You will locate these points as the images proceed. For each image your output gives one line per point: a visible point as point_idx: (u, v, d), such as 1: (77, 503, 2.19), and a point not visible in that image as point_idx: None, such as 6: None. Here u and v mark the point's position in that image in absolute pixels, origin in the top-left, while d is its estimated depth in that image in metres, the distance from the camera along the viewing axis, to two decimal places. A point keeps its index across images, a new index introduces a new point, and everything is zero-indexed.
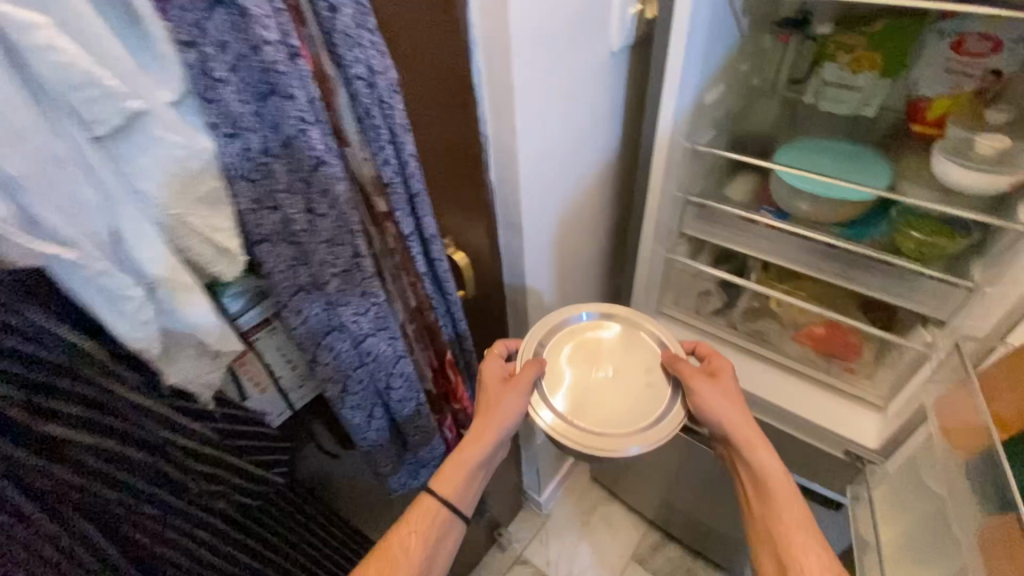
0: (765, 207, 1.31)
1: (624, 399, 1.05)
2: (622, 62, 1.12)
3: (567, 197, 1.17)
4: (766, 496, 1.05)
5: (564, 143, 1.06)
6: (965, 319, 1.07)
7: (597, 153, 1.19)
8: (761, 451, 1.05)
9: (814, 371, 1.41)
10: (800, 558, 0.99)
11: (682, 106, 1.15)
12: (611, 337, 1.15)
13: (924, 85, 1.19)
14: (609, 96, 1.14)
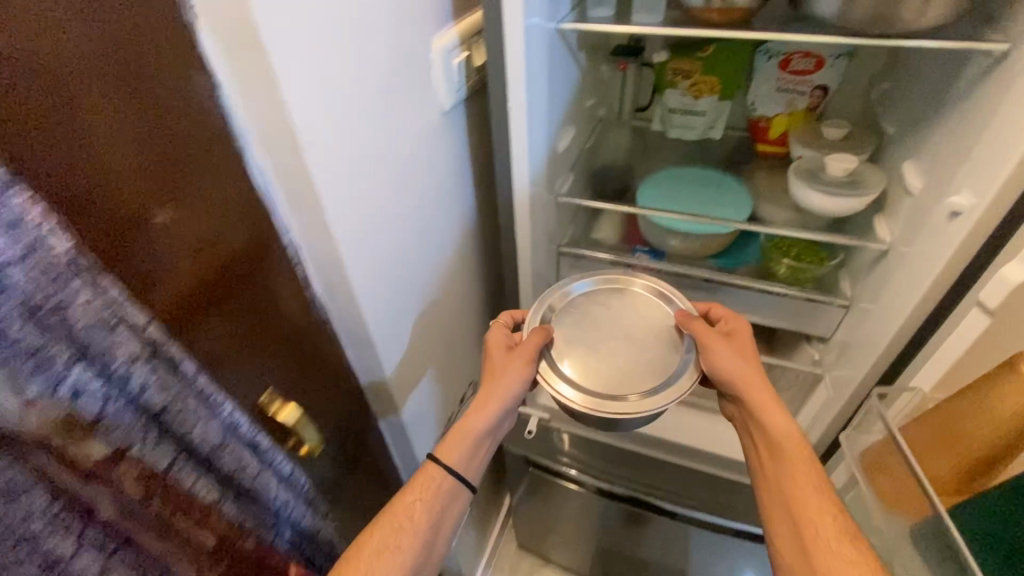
0: (635, 248, 1.22)
1: (632, 353, 0.90)
2: (457, 120, 0.94)
3: (424, 286, 0.98)
4: (781, 463, 0.86)
5: (402, 226, 0.86)
6: (848, 339, 1.06)
7: (449, 224, 1.01)
8: (778, 408, 0.87)
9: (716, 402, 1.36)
10: (827, 534, 0.79)
11: (537, 161, 1.00)
12: (609, 301, 0.99)
13: (762, 105, 1.17)
14: (450, 161, 0.95)
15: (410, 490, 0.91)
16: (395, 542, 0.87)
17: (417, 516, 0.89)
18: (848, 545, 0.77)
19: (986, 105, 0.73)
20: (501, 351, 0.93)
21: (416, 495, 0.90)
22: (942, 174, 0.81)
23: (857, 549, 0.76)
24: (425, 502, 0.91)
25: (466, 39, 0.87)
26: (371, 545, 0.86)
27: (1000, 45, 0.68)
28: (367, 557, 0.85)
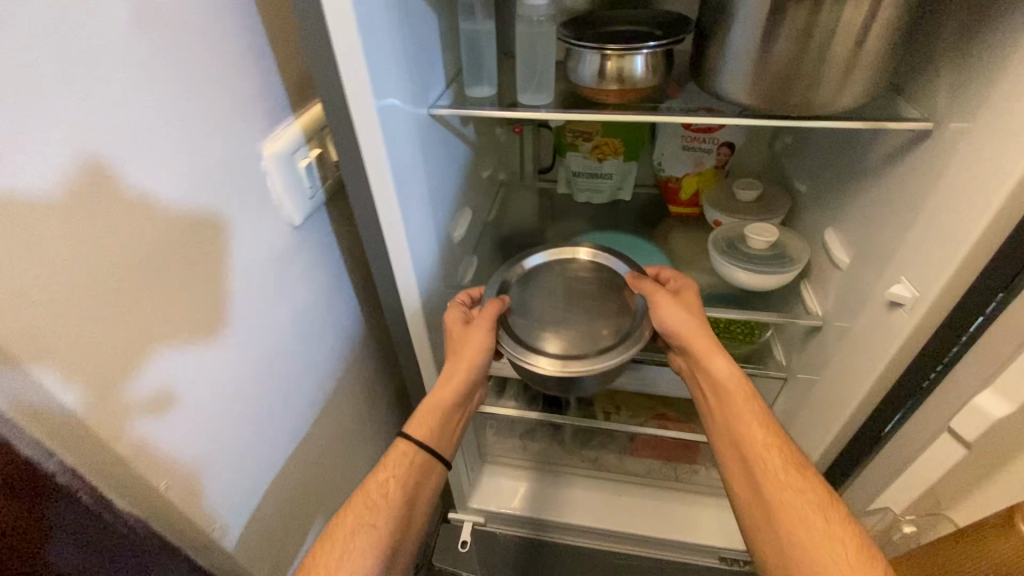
0: None
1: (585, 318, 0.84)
2: (316, 227, 0.74)
3: (278, 437, 0.74)
4: (725, 407, 0.78)
5: (246, 356, 0.64)
6: (789, 414, 0.98)
7: (319, 347, 0.80)
8: (721, 354, 0.78)
9: (663, 481, 1.24)
10: (775, 466, 0.72)
11: (427, 261, 0.82)
12: (562, 275, 0.90)
13: (669, 164, 1.08)
14: (311, 278, 0.76)
15: (381, 467, 0.78)
16: (367, 519, 0.73)
17: (392, 495, 0.76)
18: (805, 495, 0.69)
19: (910, 183, 0.66)
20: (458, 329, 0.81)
21: (390, 472, 0.78)
22: (870, 251, 0.75)
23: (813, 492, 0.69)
24: (401, 480, 0.78)
25: (313, 134, 0.69)
26: (346, 529, 0.72)
27: (922, 125, 0.61)
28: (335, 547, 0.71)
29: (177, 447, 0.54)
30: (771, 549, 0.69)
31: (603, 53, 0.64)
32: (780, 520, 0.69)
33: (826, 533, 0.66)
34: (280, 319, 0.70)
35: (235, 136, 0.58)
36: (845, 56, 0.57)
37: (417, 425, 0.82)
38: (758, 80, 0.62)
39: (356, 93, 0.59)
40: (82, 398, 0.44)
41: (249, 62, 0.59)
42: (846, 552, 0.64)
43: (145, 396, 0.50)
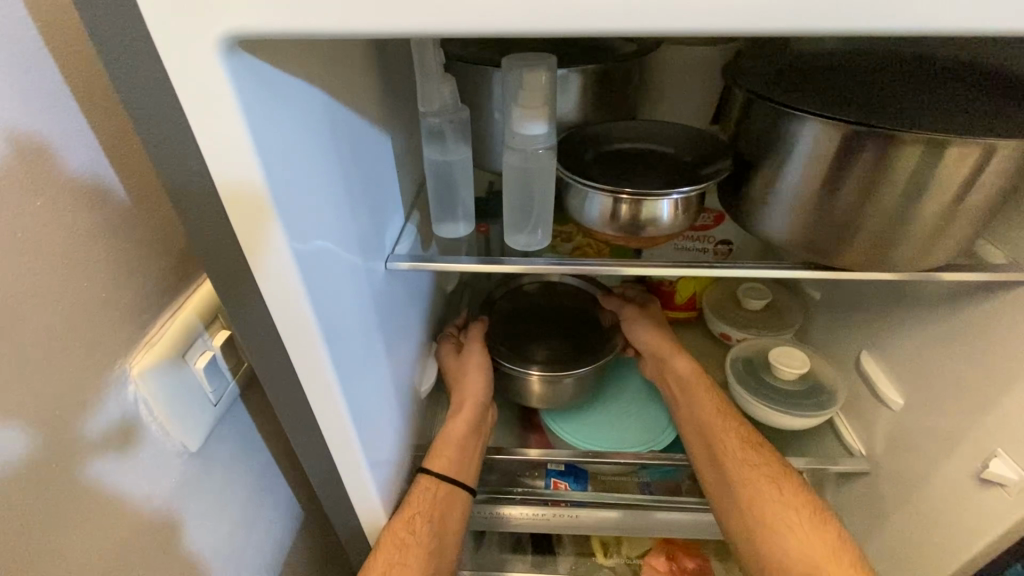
0: (545, 469, 0.92)
1: (568, 328, 0.82)
2: (243, 424, 0.54)
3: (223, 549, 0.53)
4: (694, 405, 0.71)
5: (223, 461, 0.52)
6: None
7: (260, 546, 0.59)
8: (682, 353, 0.75)
9: None
10: (745, 452, 0.66)
11: (389, 445, 0.60)
12: (547, 288, 0.88)
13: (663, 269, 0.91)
14: (232, 498, 0.54)
15: (404, 506, 0.60)
16: (397, 563, 0.57)
17: (423, 534, 0.59)
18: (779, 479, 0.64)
19: (995, 336, 0.54)
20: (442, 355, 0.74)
21: (416, 504, 0.61)
22: (938, 402, 0.62)
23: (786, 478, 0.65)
24: (434, 516, 0.61)
25: (216, 315, 0.48)
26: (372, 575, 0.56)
27: (1019, 277, 0.49)
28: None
29: (135, 516, 0.42)
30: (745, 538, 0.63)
31: (617, 195, 0.49)
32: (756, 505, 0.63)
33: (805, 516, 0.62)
34: (235, 466, 0.54)
35: (72, 369, 0.36)
36: (940, 209, 0.44)
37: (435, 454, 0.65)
38: (817, 231, 0.48)
39: (274, 281, 0.39)
40: (37, 438, 0.34)
41: (98, 241, 0.38)
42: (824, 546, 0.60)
43: (104, 432, 0.39)
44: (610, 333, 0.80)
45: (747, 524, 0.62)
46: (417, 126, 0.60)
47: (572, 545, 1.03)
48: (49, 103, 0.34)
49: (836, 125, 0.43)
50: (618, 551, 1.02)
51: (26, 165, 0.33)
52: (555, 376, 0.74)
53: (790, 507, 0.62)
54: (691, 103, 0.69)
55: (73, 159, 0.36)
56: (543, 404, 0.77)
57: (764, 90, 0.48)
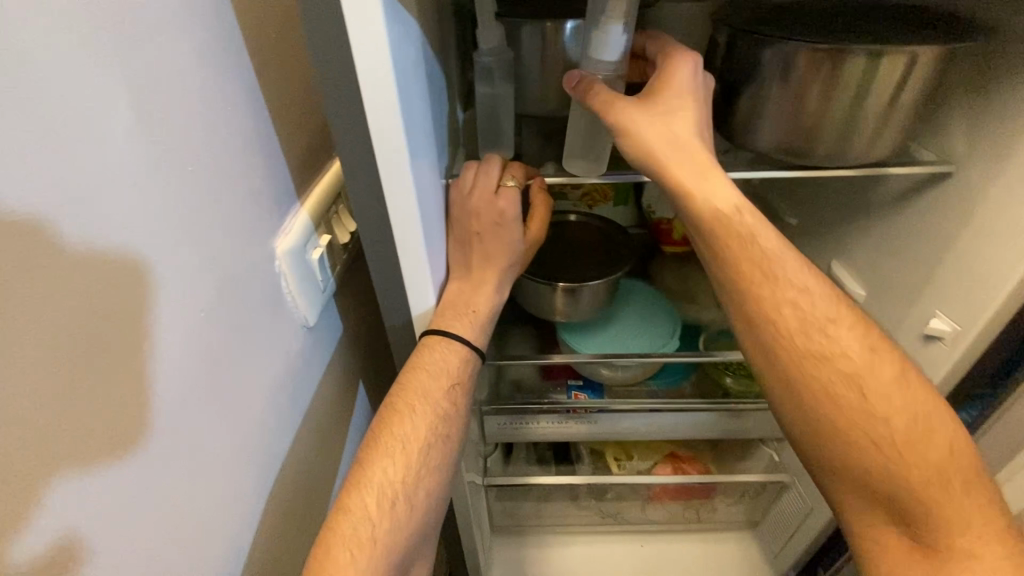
0: (566, 384, 1.07)
1: (583, 255, 0.97)
2: (255, 419, 0.52)
3: (240, 547, 0.51)
4: (854, 393, 0.57)
5: (224, 501, 0.48)
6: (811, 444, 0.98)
7: (305, 517, 0.65)
8: (715, 169, 0.58)
9: (681, 524, 1.21)
10: (905, 434, 0.56)
11: None
12: (562, 224, 1.04)
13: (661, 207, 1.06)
14: (279, 472, 0.57)
15: (432, 374, 0.61)
16: (441, 430, 0.61)
17: (457, 398, 0.63)
18: (870, 392, 0.57)
19: (928, 223, 0.69)
20: (489, 210, 0.61)
21: (456, 380, 0.63)
22: (885, 287, 0.77)
23: (948, 455, 0.55)
24: (464, 388, 0.64)
25: (321, 218, 0.60)
26: (418, 442, 0.59)
27: (944, 169, 0.64)
28: (398, 462, 0.58)
29: None
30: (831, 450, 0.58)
31: None
32: (858, 448, 0.57)
33: (926, 445, 0.55)
34: (238, 498, 0.51)
35: (163, 313, 0.40)
36: (880, 110, 0.58)
37: (466, 325, 0.63)
38: (790, 136, 0.62)
39: (391, 184, 0.50)
40: None
41: (252, 146, 0.50)
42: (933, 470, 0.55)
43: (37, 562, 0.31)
44: (619, 256, 0.96)
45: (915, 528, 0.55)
46: (460, 75, 0.73)
47: (591, 457, 1.18)
48: (225, 39, 0.46)
49: (803, 49, 0.56)
50: (630, 462, 1.15)
51: (217, 85, 0.46)
52: (573, 286, 0.90)
53: (967, 508, 0.54)
54: (685, 53, 0.83)
55: (235, 83, 0.48)
56: (566, 313, 0.93)
57: (741, 26, 0.61)
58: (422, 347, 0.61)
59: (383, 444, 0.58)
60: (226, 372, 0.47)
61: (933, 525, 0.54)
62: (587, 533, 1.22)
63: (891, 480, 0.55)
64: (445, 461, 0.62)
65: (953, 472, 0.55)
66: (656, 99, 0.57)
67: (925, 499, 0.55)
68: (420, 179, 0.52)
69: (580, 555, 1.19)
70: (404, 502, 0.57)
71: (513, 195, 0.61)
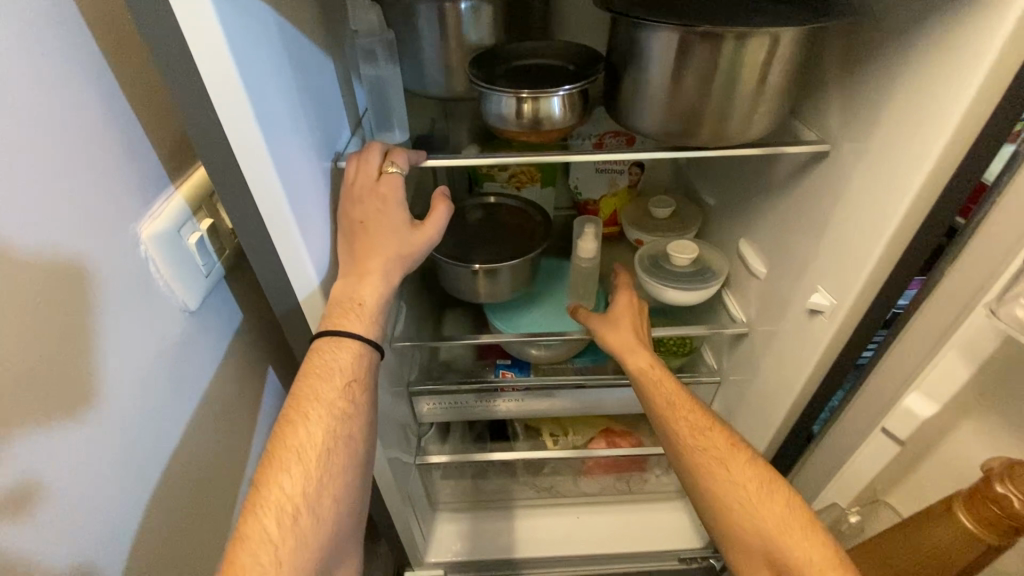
0: (495, 364, 1.08)
1: (504, 236, 0.98)
2: (139, 414, 0.53)
3: (133, 520, 0.53)
4: (665, 413, 0.73)
5: (103, 491, 0.49)
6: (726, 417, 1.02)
7: (210, 500, 0.66)
8: (641, 345, 0.78)
9: (616, 494, 1.26)
10: (700, 437, 0.71)
11: None
12: (487, 206, 1.04)
13: (586, 187, 1.08)
14: (168, 458, 0.58)
15: (324, 376, 0.62)
16: (341, 432, 0.61)
17: (357, 399, 0.63)
18: (696, 420, 0.72)
19: (814, 199, 0.71)
20: (370, 196, 0.62)
21: (352, 377, 0.63)
22: (782, 263, 0.80)
23: (732, 450, 0.70)
24: (363, 384, 0.64)
25: (202, 203, 0.60)
26: (316, 449, 0.59)
27: (821, 147, 0.66)
28: (296, 473, 0.57)
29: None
30: (687, 477, 0.72)
31: (518, 96, 0.63)
32: (679, 453, 0.72)
33: (720, 448, 0.70)
34: (122, 490, 0.51)
35: (11, 308, 0.40)
36: (751, 92, 0.60)
37: (355, 320, 0.63)
38: (669, 116, 0.63)
39: (253, 171, 0.50)
40: None
41: (112, 130, 0.50)
42: (746, 474, 0.68)
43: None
44: (538, 236, 0.97)
45: (719, 515, 0.68)
46: (356, 56, 0.72)
47: (528, 433, 1.21)
48: (68, 19, 0.46)
49: (674, 28, 0.57)
50: (564, 437, 1.19)
51: (65, 68, 0.45)
52: (491, 268, 0.91)
53: (748, 489, 0.67)
54: (591, 33, 0.83)
55: (86, 65, 0.47)
56: (486, 294, 0.95)
57: (625, 8, 0.62)
58: (314, 351, 0.62)
59: (281, 457, 0.57)
60: (106, 378, 0.49)
61: (728, 514, 0.68)
62: (526, 505, 1.26)
63: (696, 475, 0.70)
64: (349, 465, 0.62)
65: (739, 467, 0.69)
66: (609, 317, 0.82)
67: (720, 495, 0.68)
68: (287, 163, 0.52)
69: (519, 526, 1.23)
70: (308, 514, 0.57)
71: (395, 179, 0.63)
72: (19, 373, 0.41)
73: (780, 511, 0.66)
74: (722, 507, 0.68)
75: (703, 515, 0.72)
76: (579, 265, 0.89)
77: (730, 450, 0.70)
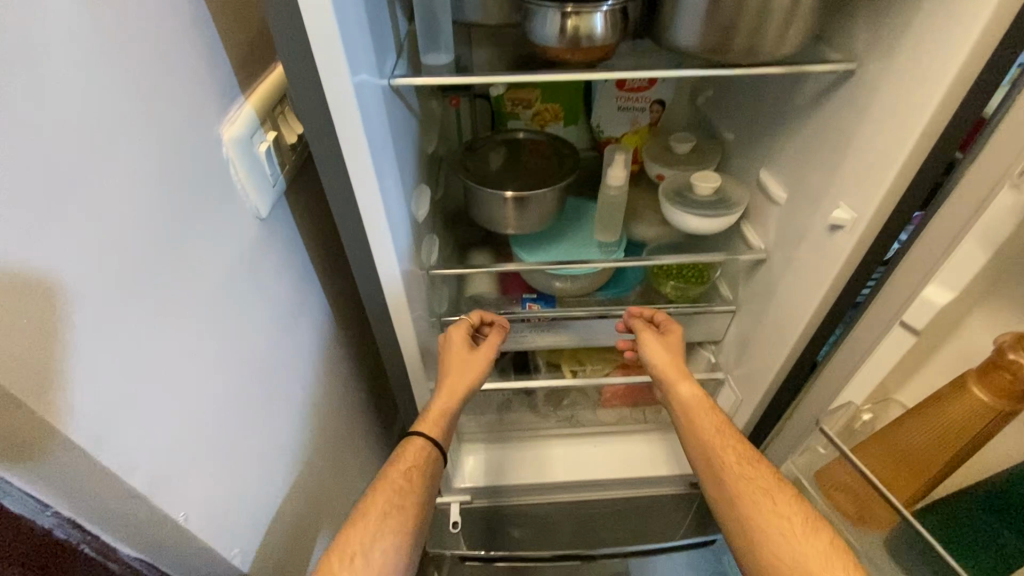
0: (521, 297, 1.13)
1: (532, 169, 1.02)
2: (228, 307, 0.58)
3: (230, 404, 0.59)
4: (708, 442, 0.85)
5: (190, 394, 0.51)
6: (741, 342, 1.08)
7: (287, 400, 0.71)
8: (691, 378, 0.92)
9: (632, 424, 1.33)
10: (743, 469, 0.82)
11: (406, 240, 0.77)
12: (514, 142, 1.07)
13: (608, 125, 1.11)
14: (247, 361, 0.61)
15: (395, 461, 0.87)
16: (397, 504, 0.82)
17: (414, 485, 0.86)
18: (742, 452, 0.84)
19: (839, 117, 0.75)
20: (459, 347, 0.95)
21: (411, 464, 0.88)
22: (803, 185, 0.84)
23: (778, 484, 0.79)
24: (421, 475, 0.87)
25: (267, 115, 0.63)
26: (377, 515, 0.80)
27: (847, 64, 0.70)
28: (362, 528, 0.79)
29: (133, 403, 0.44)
30: (722, 503, 0.82)
31: (563, 11, 0.66)
32: (720, 479, 0.82)
33: (763, 477, 0.80)
34: (205, 391, 0.54)
35: (130, 184, 0.44)
36: (786, 5, 0.63)
37: (423, 425, 0.92)
38: (709, 31, 0.65)
39: (327, 72, 0.53)
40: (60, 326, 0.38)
41: (194, 32, 0.53)
42: (791, 509, 0.77)
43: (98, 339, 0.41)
44: (566, 169, 1.01)
45: (749, 538, 0.77)
46: None
47: (549, 366, 1.26)
48: None
49: None
50: (584, 370, 1.25)
51: None
52: (522, 196, 0.94)
53: (784, 518, 0.76)
54: None
55: None
56: (516, 224, 0.99)
57: None
58: (403, 450, 0.89)
59: (357, 527, 0.79)
60: (181, 286, 0.50)
61: (758, 535, 0.76)
62: (547, 436, 1.32)
63: (732, 499, 0.80)
64: (409, 524, 0.81)
65: (779, 497, 0.78)
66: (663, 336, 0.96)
67: (755, 519, 0.77)
68: (356, 67, 0.55)
69: (540, 454, 1.30)
70: (362, 560, 0.76)
71: (460, 329, 0.96)
72: (140, 245, 0.45)
73: (820, 546, 0.72)
74: (760, 527, 0.76)
75: (733, 535, 0.79)
76: (605, 194, 0.94)
77: (777, 485, 0.79)
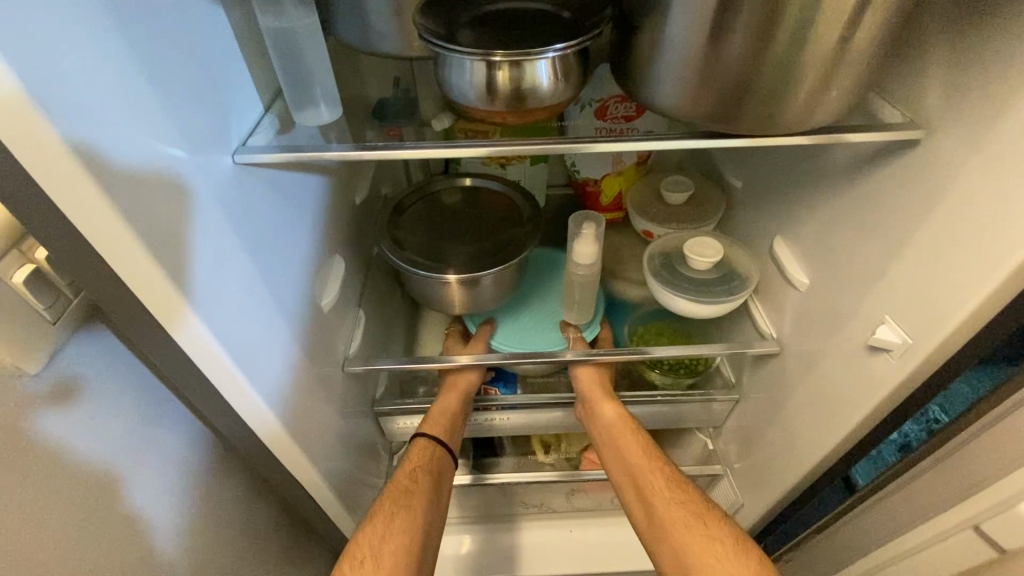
0: None
1: (481, 230, 0.80)
2: None
3: None
4: (635, 473, 0.74)
5: None
6: (744, 440, 0.88)
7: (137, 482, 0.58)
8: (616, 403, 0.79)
9: (612, 508, 1.13)
10: (669, 492, 0.71)
11: (280, 361, 0.57)
12: (464, 189, 0.86)
13: (584, 165, 0.88)
14: (37, 465, 0.48)
15: (405, 461, 0.75)
16: (403, 502, 0.70)
17: (422, 484, 0.73)
18: (666, 474, 0.73)
19: (891, 199, 0.54)
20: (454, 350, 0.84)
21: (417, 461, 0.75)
22: (834, 276, 0.62)
23: (704, 504, 0.69)
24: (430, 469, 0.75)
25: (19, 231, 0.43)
26: (382, 516, 0.68)
27: (911, 133, 0.48)
28: (368, 533, 0.66)
29: None
30: (648, 533, 0.70)
31: (489, 60, 0.44)
32: (645, 505, 0.71)
33: (687, 498, 0.70)
34: None
35: None
36: (829, 56, 0.41)
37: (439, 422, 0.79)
38: (706, 88, 0.44)
39: (60, 195, 0.32)
40: None
41: None
42: (723, 530, 0.66)
43: None
44: (524, 229, 0.79)
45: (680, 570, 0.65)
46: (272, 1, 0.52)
47: (516, 444, 1.07)
48: None
49: None
50: (558, 450, 1.06)
51: None
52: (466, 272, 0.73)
53: (715, 541, 0.65)
54: None
55: None
56: (460, 302, 0.77)
57: None
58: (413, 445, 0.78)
59: (366, 533, 0.66)
60: None
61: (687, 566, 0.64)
62: (512, 521, 1.13)
63: (658, 524, 0.69)
64: (416, 532, 0.67)
65: (706, 517, 0.68)
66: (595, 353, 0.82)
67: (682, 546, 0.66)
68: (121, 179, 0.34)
69: (503, 543, 1.10)
70: (372, 564, 0.63)
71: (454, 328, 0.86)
72: None
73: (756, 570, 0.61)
74: (688, 558, 0.65)
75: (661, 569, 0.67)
76: (571, 272, 0.73)
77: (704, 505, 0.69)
